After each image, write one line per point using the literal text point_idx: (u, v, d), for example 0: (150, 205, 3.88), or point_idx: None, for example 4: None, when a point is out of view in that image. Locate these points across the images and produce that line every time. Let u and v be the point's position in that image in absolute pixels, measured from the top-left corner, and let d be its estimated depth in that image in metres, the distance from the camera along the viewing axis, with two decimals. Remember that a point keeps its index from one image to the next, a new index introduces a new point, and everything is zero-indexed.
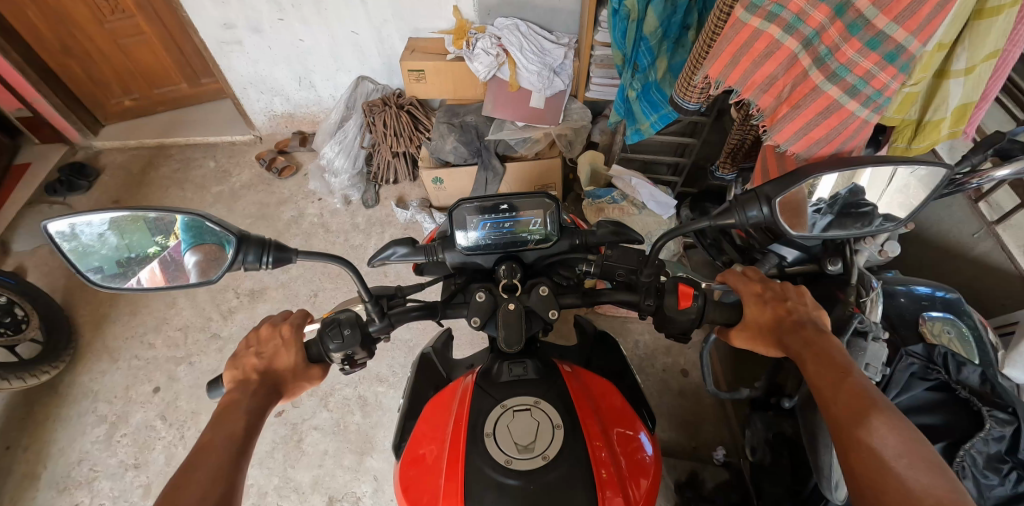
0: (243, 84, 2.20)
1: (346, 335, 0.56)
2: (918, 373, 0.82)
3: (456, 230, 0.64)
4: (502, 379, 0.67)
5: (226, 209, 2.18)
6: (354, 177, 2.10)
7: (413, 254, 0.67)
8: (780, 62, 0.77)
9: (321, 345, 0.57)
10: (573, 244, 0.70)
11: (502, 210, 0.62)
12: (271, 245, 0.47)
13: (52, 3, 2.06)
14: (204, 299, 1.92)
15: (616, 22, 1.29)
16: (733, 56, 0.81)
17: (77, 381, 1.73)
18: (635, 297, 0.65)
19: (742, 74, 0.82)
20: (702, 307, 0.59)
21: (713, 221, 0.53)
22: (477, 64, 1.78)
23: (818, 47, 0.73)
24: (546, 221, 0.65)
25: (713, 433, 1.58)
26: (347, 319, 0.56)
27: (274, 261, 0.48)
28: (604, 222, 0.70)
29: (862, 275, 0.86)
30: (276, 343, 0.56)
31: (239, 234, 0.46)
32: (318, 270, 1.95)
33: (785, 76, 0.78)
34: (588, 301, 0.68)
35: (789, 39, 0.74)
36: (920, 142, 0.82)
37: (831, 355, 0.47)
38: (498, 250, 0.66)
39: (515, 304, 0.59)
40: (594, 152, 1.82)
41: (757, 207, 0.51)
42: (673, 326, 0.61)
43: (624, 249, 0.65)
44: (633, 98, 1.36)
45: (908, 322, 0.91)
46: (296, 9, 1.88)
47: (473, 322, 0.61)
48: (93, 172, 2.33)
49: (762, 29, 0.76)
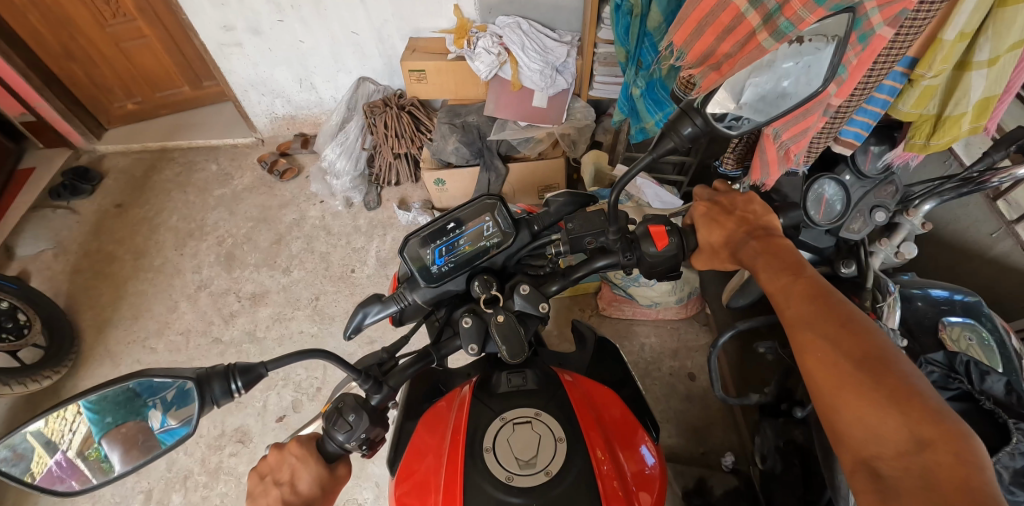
0: (244, 87, 2.19)
1: (352, 421, 0.51)
2: (937, 381, 0.77)
3: (414, 270, 0.59)
4: (499, 391, 0.64)
5: (228, 212, 2.17)
6: (356, 179, 2.08)
7: (385, 308, 0.64)
8: (739, 37, 0.68)
9: (333, 441, 0.52)
10: (533, 234, 0.65)
11: (450, 229, 0.59)
12: (234, 371, 0.42)
13: (54, 8, 2.07)
14: (206, 303, 1.90)
15: (618, 17, 1.28)
16: (698, 24, 0.74)
17: (80, 387, 1.73)
18: (614, 257, 0.61)
19: (705, 49, 0.74)
20: (678, 241, 0.58)
21: (653, 156, 0.46)
22: (478, 64, 1.76)
23: (779, 20, 0.62)
24: (498, 221, 0.62)
25: (721, 439, 1.54)
26: (347, 405, 0.52)
27: (244, 385, 0.43)
28: (555, 197, 0.66)
29: (877, 278, 0.82)
30: (290, 463, 0.51)
31: (196, 377, 0.41)
32: (321, 273, 1.93)
33: (740, 54, 0.68)
34: (569, 280, 0.64)
35: (753, 12, 0.65)
36: (940, 138, 0.77)
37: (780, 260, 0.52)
38: (467, 266, 0.61)
39: (505, 315, 0.58)
40: (598, 151, 1.79)
41: (690, 122, 0.45)
42: (659, 269, 0.59)
43: (585, 215, 0.61)
44: (638, 96, 1.32)
45: (926, 328, 0.87)
46: (297, 10, 1.87)
47: (471, 350, 0.58)
48: (96, 176, 2.34)
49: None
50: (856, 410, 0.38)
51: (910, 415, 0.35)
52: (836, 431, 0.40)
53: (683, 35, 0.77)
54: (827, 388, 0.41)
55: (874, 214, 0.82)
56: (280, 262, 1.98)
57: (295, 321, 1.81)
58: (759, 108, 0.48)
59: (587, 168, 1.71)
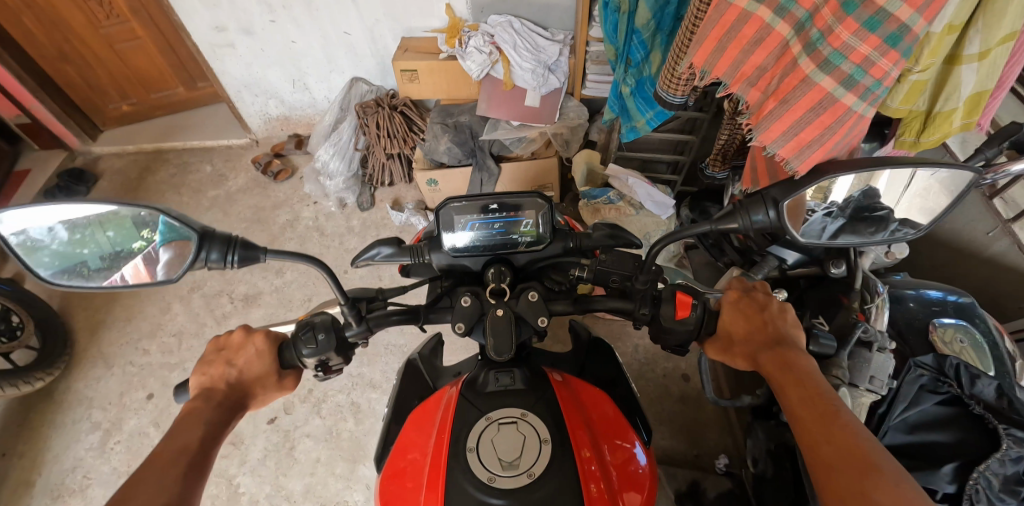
0: (237, 87, 2.19)
1: (320, 339, 0.52)
2: (927, 386, 0.75)
3: (444, 232, 0.60)
4: (487, 389, 0.62)
5: (221, 213, 2.16)
6: (349, 180, 2.08)
7: (398, 255, 0.64)
8: (770, 49, 0.75)
9: (295, 350, 0.53)
10: (565, 247, 0.67)
11: (493, 209, 0.58)
12: (237, 242, 0.43)
13: (48, 10, 2.07)
14: (198, 304, 1.90)
15: (607, 15, 1.25)
16: (719, 41, 0.80)
17: (72, 388, 1.73)
18: (628, 305, 0.62)
19: (731, 63, 0.80)
20: (700, 318, 0.58)
21: (714, 225, 0.46)
22: (470, 63, 1.75)
23: (811, 31, 0.70)
24: (539, 221, 0.61)
25: (716, 441, 1.53)
26: (322, 322, 0.53)
27: (240, 260, 0.44)
28: (600, 224, 0.66)
29: (866, 280, 0.82)
30: (249, 352, 0.53)
31: (201, 231, 0.43)
32: (313, 274, 1.92)
33: (774, 67, 0.76)
34: (579, 307, 0.64)
35: (780, 23, 0.73)
36: (930, 135, 0.76)
37: (813, 385, 0.46)
38: (487, 251, 0.63)
39: (504, 310, 0.57)
40: (590, 151, 1.76)
41: (762, 211, 0.44)
42: (669, 336, 0.60)
43: (620, 255, 0.61)
44: (628, 95, 1.31)
45: (917, 330, 0.84)
46: (287, 10, 1.86)
47: (457, 328, 0.58)
48: (91, 177, 2.34)
49: (751, 11, 0.75)
50: None
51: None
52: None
53: (704, 56, 0.83)
54: None
55: None
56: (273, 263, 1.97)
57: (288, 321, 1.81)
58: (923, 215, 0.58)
59: (579, 168, 1.69)
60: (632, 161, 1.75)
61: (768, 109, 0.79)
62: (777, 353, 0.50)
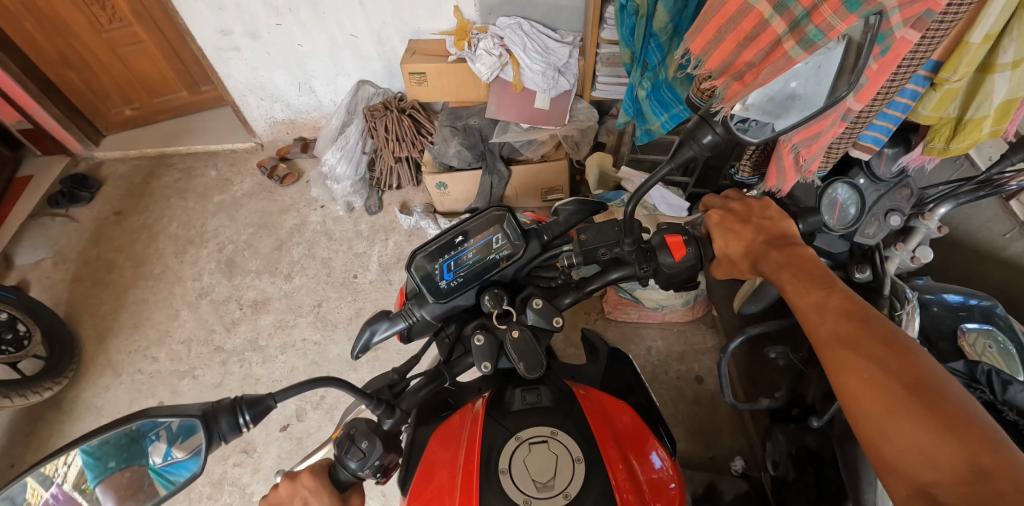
0: (242, 91, 2.17)
1: (364, 448, 0.49)
2: None
3: (423, 287, 0.60)
4: (513, 408, 0.62)
5: (228, 218, 2.15)
6: (357, 183, 2.06)
7: (393, 326, 0.64)
8: (762, 48, 0.54)
9: (343, 469, 0.49)
10: (542, 244, 0.65)
11: (457, 243, 0.59)
12: (243, 403, 0.39)
13: (50, 13, 2.05)
14: (207, 311, 1.88)
15: (624, 18, 1.25)
16: (718, 31, 0.59)
17: (81, 397, 1.71)
18: (629, 269, 0.58)
19: (721, 63, 0.59)
20: (697, 252, 0.55)
21: (673, 162, 0.45)
22: (480, 65, 1.74)
23: (806, 28, 0.48)
24: (507, 234, 0.62)
25: (730, 442, 1.53)
26: (360, 430, 0.50)
27: (253, 418, 0.40)
28: (562, 206, 0.66)
29: (895, 285, 0.79)
30: (300, 498, 0.48)
31: (204, 412, 0.38)
32: (323, 279, 1.91)
33: (763, 64, 0.53)
34: (582, 293, 0.61)
35: (777, 20, 0.52)
36: (960, 142, 0.75)
37: (805, 272, 0.51)
38: (474, 281, 0.61)
39: (519, 330, 0.58)
40: (602, 153, 1.69)
41: (710, 131, 0.44)
42: (678, 280, 0.56)
43: (597, 227, 0.60)
44: (643, 98, 1.30)
45: (944, 334, 0.84)
46: (294, 13, 1.84)
47: (484, 368, 0.58)
48: (95, 183, 2.32)
49: (751, 4, 0.55)
50: (899, 429, 0.37)
51: (968, 450, 0.32)
52: (882, 454, 0.38)
53: (701, 44, 0.61)
54: (873, 410, 0.39)
55: (890, 217, 0.82)
56: (281, 269, 1.95)
57: (298, 328, 1.79)
58: (767, 110, 0.47)
59: (592, 171, 1.65)
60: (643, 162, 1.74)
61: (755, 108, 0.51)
62: (771, 252, 0.54)
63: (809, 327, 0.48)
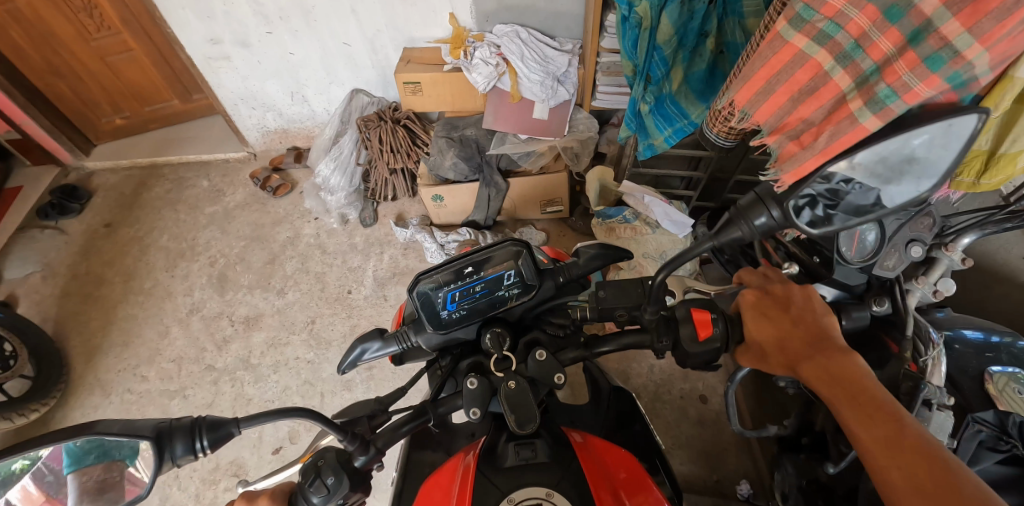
0: (233, 100, 2.12)
1: (330, 484, 0.44)
2: (987, 442, 0.70)
3: (425, 316, 0.55)
4: (506, 464, 0.55)
5: (220, 230, 2.10)
6: (351, 194, 2.01)
7: (386, 348, 0.60)
8: (823, 102, 0.53)
9: (303, 503, 0.45)
10: (557, 285, 0.60)
11: (467, 273, 0.54)
12: (203, 425, 0.37)
13: (36, 22, 2.00)
14: (198, 328, 1.84)
15: (626, 29, 1.17)
16: (767, 82, 0.60)
17: (69, 417, 1.67)
18: (645, 337, 0.52)
19: (775, 112, 0.60)
20: (724, 332, 0.49)
21: (715, 240, 0.40)
22: (476, 75, 1.68)
23: (877, 85, 0.47)
24: (523, 270, 0.56)
25: (736, 466, 1.48)
26: (327, 463, 0.45)
27: (210, 444, 0.37)
28: (586, 248, 0.61)
29: (917, 324, 0.75)
30: None
31: (156, 434, 0.36)
32: (316, 294, 1.86)
33: (825, 122, 0.53)
34: (592, 354, 0.56)
35: (839, 72, 0.52)
36: (992, 177, 0.70)
37: (860, 390, 0.41)
38: (477, 316, 0.56)
39: (516, 380, 0.50)
40: (602, 166, 1.63)
41: (765, 212, 0.37)
42: (695, 361, 0.49)
43: (620, 285, 0.54)
44: (646, 112, 1.25)
45: (970, 375, 0.78)
46: (284, 21, 1.79)
47: (472, 415, 0.50)
48: (85, 194, 2.27)
49: (807, 53, 0.55)
50: None
51: None
52: None
53: (748, 94, 0.63)
54: None
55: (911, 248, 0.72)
56: (274, 284, 1.91)
57: (291, 346, 1.74)
58: (876, 173, 0.41)
59: (592, 185, 1.61)
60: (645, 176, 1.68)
61: (808, 169, 0.50)
62: (812, 356, 0.44)
63: (875, 471, 0.37)
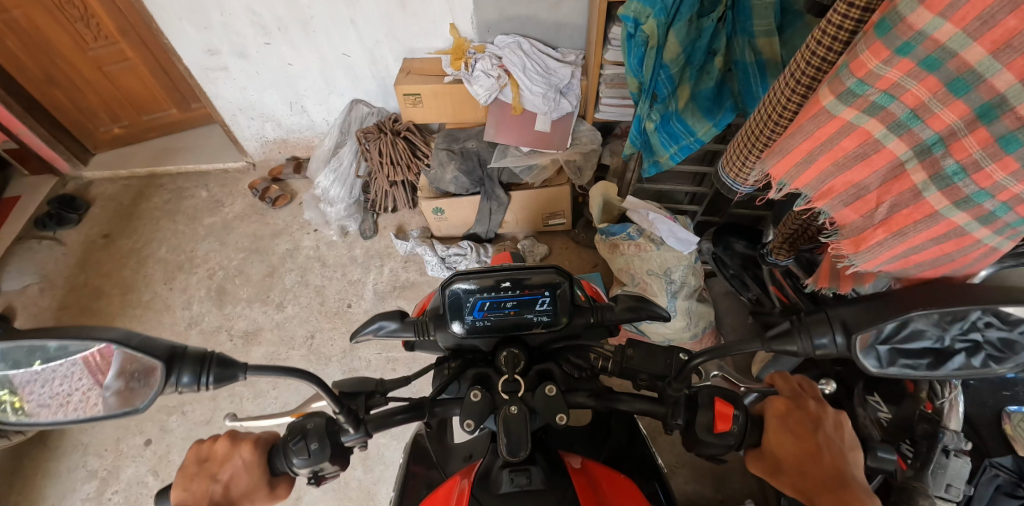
0: (232, 111, 2.10)
1: (313, 449, 0.42)
2: (1004, 488, 0.71)
3: (450, 315, 0.53)
4: (500, 491, 0.49)
5: (219, 242, 2.08)
6: (351, 206, 1.99)
7: (402, 331, 0.57)
8: (875, 167, 0.61)
9: (284, 458, 0.43)
10: (587, 324, 0.57)
11: (503, 287, 0.50)
12: (212, 359, 0.35)
13: (32, 32, 1.98)
14: (196, 342, 1.82)
15: (631, 48, 1.13)
16: (810, 152, 0.65)
17: (67, 433, 1.65)
18: (659, 407, 0.49)
19: (817, 176, 0.67)
20: (744, 431, 0.42)
21: (767, 347, 0.38)
22: (477, 87, 1.65)
23: (944, 160, 0.54)
24: (557, 301, 0.52)
25: (741, 486, 1.46)
26: (315, 428, 0.43)
27: (215, 380, 0.35)
28: (622, 295, 0.58)
29: None
30: (235, 466, 0.41)
31: (166, 356, 0.34)
32: (315, 308, 1.84)
33: (886, 186, 0.62)
34: (602, 406, 0.53)
35: (894, 140, 0.57)
36: None
37: None
38: (498, 332, 0.53)
39: (518, 406, 0.43)
40: (607, 183, 1.60)
41: (829, 333, 0.35)
42: (705, 449, 0.45)
43: (649, 350, 0.52)
44: (651, 130, 1.21)
45: (988, 419, 0.76)
46: (282, 32, 1.76)
47: (466, 427, 0.44)
48: (83, 204, 2.25)
49: (855, 124, 0.59)
50: None
51: None
52: None
53: (785, 165, 0.70)
54: None
55: None
56: (273, 297, 1.89)
57: (290, 362, 1.72)
58: None
59: (595, 201, 1.58)
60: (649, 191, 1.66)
61: (870, 238, 0.65)
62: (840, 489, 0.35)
63: None
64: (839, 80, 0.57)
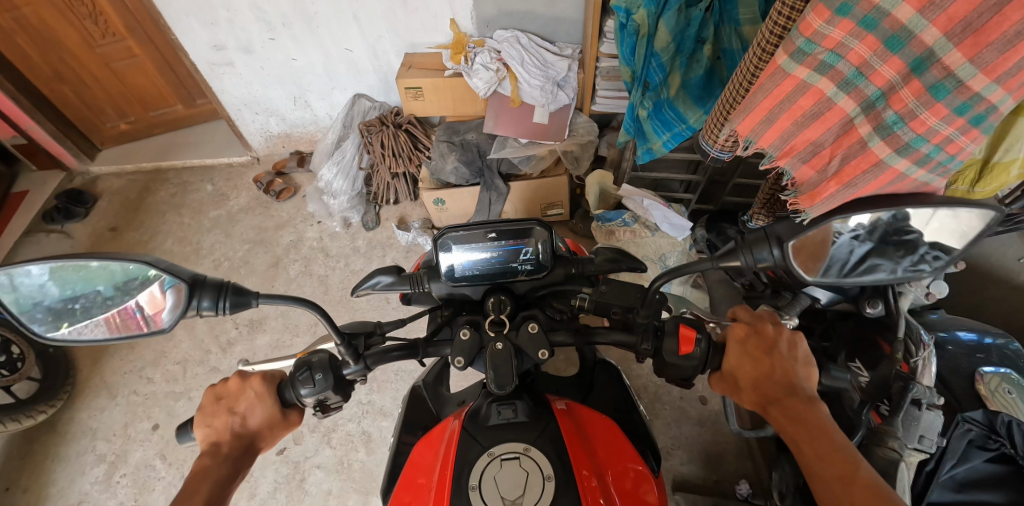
0: (237, 106, 2.14)
1: (317, 379, 0.50)
2: (977, 441, 0.80)
3: (441, 261, 0.57)
4: (488, 423, 0.53)
5: (224, 234, 2.12)
6: (354, 198, 2.04)
7: (398, 284, 0.61)
8: (830, 124, 0.71)
9: (293, 390, 0.52)
10: (567, 275, 0.60)
11: (490, 238, 0.54)
12: (229, 289, 0.42)
13: (42, 29, 2.03)
14: (203, 331, 1.86)
15: (624, 37, 1.20)
16: (771, 113, 0.76)
17: (76, 419, 1.69)
18: (632, 339, 0.53)
19: (779, 136, 0.77)
20: (707, 351, 0.47)
21: (714, 262, 0.41)
22: (477, 80, 1.69)
23: (885, 112, 0.66)
24: (540, 250, 0.56)
25: (735, 466, 1.49)
26: (319, 362, 0.52)
27: (233, 305, 0.42)
28: (602, 248, 0.61)
29: (910, 326, 0.82)
30: (249, 396, 0.51)
31: (192, 279, 0.42)
32: (319, 297, 1.88)
33: (838, 142, 0.72)
34: (580, 341, 0.57)
35: (844, 97, 0.68)
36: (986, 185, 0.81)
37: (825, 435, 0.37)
38: (486, 279, 0.58)
39: (503, 343, 0.49)
40: (603, 171, 1.65)
41: (768, 249, 0.38)
42: (673, 371, 0.50)
43: (622, 285, 0.57)
44: (644, 117, 1.27)
45: None
46: (287, 28, 1.81)
47: (455, 363, 0.51)
48: (90, 198, 2.29)
49: (810, 83, 0.69)
50: None
51: None
52: None
53: (751, 124, 0.80)
54: None
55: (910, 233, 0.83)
56: (277, 287, 1.92)
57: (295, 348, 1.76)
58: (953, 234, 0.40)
59: (592, 189, 1.63)
60: (644, 180, 1.70)
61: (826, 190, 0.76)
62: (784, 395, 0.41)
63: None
64: (793, 43, 0.68)
